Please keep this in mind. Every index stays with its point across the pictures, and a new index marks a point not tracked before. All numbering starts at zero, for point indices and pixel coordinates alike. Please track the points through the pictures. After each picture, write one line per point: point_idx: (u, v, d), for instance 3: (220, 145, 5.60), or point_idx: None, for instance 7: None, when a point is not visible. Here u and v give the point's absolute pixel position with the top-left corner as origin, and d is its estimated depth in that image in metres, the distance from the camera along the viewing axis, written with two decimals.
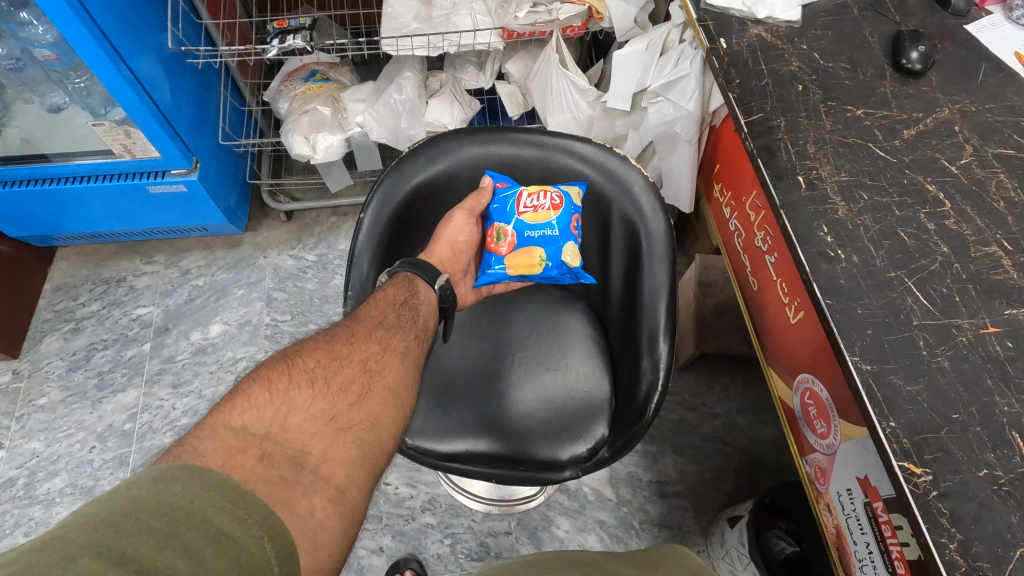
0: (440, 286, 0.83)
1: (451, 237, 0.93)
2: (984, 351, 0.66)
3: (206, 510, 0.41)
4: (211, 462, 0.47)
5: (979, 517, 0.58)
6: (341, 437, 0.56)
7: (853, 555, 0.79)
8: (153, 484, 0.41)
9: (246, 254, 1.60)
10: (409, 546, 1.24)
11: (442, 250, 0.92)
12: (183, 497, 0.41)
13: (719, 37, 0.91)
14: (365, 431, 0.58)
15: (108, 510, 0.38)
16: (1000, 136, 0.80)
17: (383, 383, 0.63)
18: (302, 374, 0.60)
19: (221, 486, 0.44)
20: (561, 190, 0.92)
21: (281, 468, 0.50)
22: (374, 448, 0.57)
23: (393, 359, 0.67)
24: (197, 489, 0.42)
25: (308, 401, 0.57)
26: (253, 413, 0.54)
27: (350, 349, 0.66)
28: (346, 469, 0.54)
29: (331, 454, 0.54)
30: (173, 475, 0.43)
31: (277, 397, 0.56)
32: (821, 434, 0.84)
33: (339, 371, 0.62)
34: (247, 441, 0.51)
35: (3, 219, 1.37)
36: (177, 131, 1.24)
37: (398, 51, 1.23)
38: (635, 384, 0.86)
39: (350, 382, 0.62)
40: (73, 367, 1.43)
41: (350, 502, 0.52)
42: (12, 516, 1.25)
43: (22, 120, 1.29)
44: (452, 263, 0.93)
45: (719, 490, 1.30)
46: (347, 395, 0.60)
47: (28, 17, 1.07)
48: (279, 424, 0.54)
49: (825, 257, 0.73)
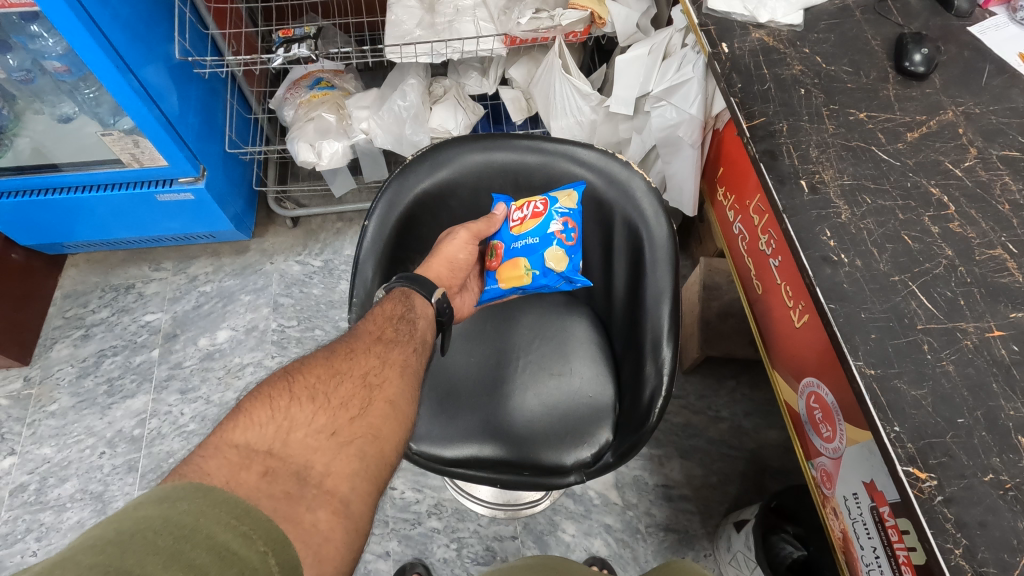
0: (438, 300, 0.83)
1: (451, 254, 0.90)
2: (989, 355, 0.66)
3: (211, 526, 0.42)
4: (215, 479, 0.47)
5: (985, 522, 0.58)
6: (343, 451, 0.56)
7: (860, 559, 0.79)
8: (159, 503, 0.42)
9: (252, 260, 1.61)
10: (415, 550, 1.24)
11: (440, 266, 0.89)
12: (188, 515, 0.41)
13: (720, 42, 0.91)
14: (368, 444, 0.58)
15: (115, 530, 0.39)
16: (1004, 138, 0.80)
17: (383, 396, 0.64)
18: (304, 391, 0.60)
19: (227, 502, 0.44)
20: (545, 197, 0.94)
21: (284, 483, 0.51)
22: (377, 460, 0.58)
23: (393, 371, 0.68)
24: (203, 505, 0.43)
25: (310, 417, 0.58)
26: (256, 430, 0.55)
27: (350, 364, 0.66)
28: (350, 482, 0.54)
29: (334, 467, 0.55)
30: (178, 493, 0.43)
31: (279, 413, 0.57)
32: (827, 438, 0.84)
33: (339, 386, 0.63)
34: (250, 458, 0.51)
35: (14, 228, 1.39)
36: (184, 139, 1.25)
37: (402, 59, 1.24)
38: (639, 388, 0.86)
39: (351, 397, 0.62)
40: (83, 373, 1.45)
41: (355, 514, 0.53)
42: (24, 521, 1.26)
43: (32, 130, 1.31)
44: (450, 279, 0.89)
45: (725, 493, 1.30)
46: (348, 409, 0.60)
47: (38, 30, 1.10)
48: (281, 440, 0.55)
49: (829, 261, 0.73)
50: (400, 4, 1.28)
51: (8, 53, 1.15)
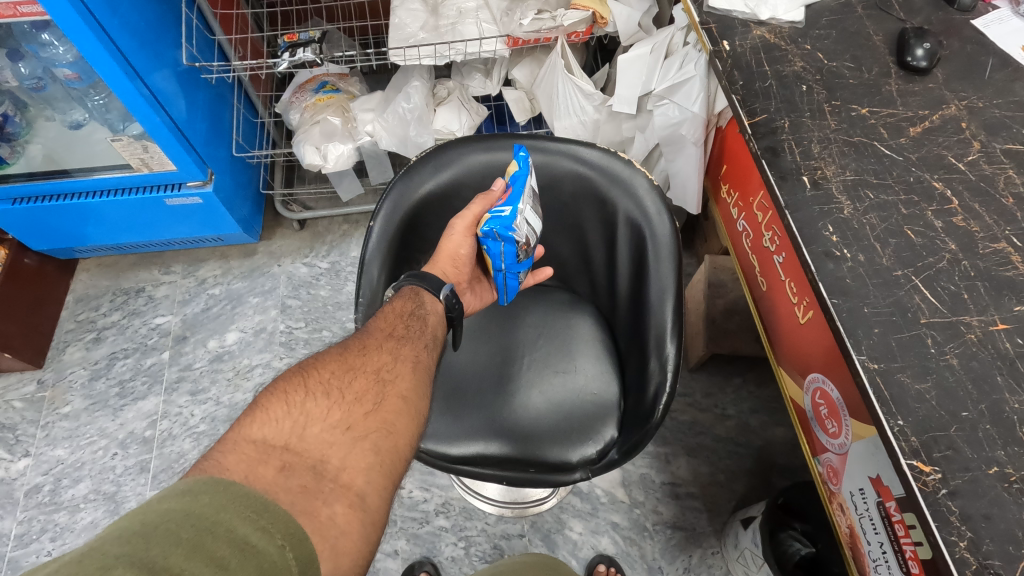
0: (446, 296, 0.82)
1: (452, 250, 0.88)
2: (994, 348, 0.66)
3: (231, 519, 0.43)
4: (235, 474, 0.49)
5: (990, 515, 0.58)
6: (358, 445, 0.57)
7: (868, 555, 0.79)
8: (182, 496, 0.42)
9: (260, 263, 1.63)
10: (424, 548, 1.25)
11: (444, 265, 0.87)
12: (209, 508, 0.42)
13: (721, 39, 0.91)
14: (382, 438, 0.59)
15: (140, 522, 0.40)
16: (1009, 131, 0.80)
17: (396, 391, 0.65)
18: (318, 386, 0.61)
19: (246, 495, 0.45)
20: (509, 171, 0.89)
21: (301, 477, 0.52)
22: (391, 455, 0.59)
23: (405, 367, 0.69)
24: (223, 499, 0.44)
25: (324, 412, 0.59)
26: (272, 425, 0.56)
27: (363, 360, 0.67)
28: (365, 475, 0.55)
29: (349, 461, 0.56)
30: (200, 487, 0.44)
31: (294, 408, 0.58)
32: (833, 434, 0.84)
33: (352, 381, 0.64)
34: (268, 453, 0.53)
35: (27, 233, 1.41)
36: (193, 144, 1.27)
37: (406, 61, 1.25)
38: (644, 385, 0.86)
39: (364, 392, 0.63)
40: (96, 376, 1.47)
41: (371, 507, 0.54)
42: (38, 522, 1.28)
43: (43, 137, 1.35)
44: (456, 276, 0.88)
45: (732, 491, 1.30)
46: (362, 404, 0.61)
47: (49, 38, 1.13)
48: (297, 435, 0.56)
49: (831, 257, 0.74)
50: (404, 7, 1.29)
51: (20, 61, 1.18)
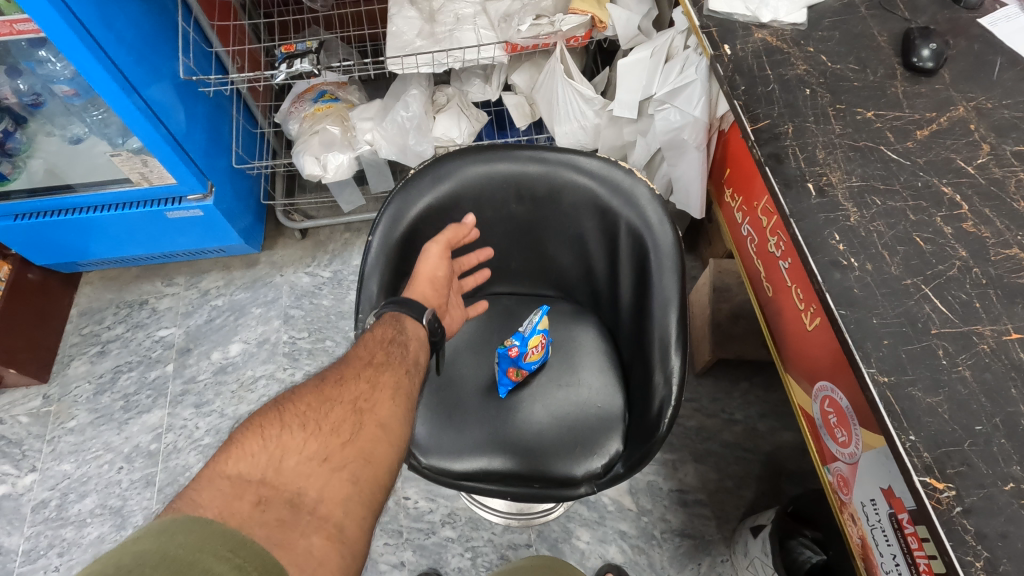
0: (430, 320, 0.81)
1: (430, 272, 0.86)
2: (1007, 359, 0.65)
3: (206, 559, 0.41)
4: (208, 513, 0.48)
5: (1007, 533, 0.56)
6: (335, 476, 0.56)
7: (880, 566, 0.77)
8: (157, 537, 0.42)
9: (262, 273, 1.63)
10: (429, 560, 1.24)
11: (424, 288, 0.85)
12: (184, 549, 0.41)
13: (722, 43, 0.90)
14: (360, 468, 0.58)
15: (114, 566, 0.39)
16: (1018, 133, 0.78)
17: (374, 419, 0.63)
18: (294, 419, 0.60)
19: (223, 534, 0.44)
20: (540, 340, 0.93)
21: (277, 511, 0.51)
22: (371, 483, 0.57)
23: (384, 395, 0.66)
24: (199, 538, 0.43)
25: (301, 444, 0.57)
26: (248, 460, 0.55)
27: (340, 390, 0.65)
28: (343, 507, 0.54)
29: (327, 493, 0.54)
30: (176, 527, 0.43)
31: (270, 442, 0.57)
32: (842, 443, 0.82)
33: (330, 412, 0.62)
34: (243, 488, 0.52)
35: (28, 249, 1.41)
36: (191, 156, 1.26)
37: (404, 70, 1.23)
38: (648, 399, 0.85)
39: (342, 422, 0.61)
40: (100, 390, 1.47)
41: (350, 539, 0.53)
42: (46, 537, 1.28)
43: (44, 152, 1.35)
44: (436, 299, 0.85)
45: (742, 498, 1.28)
46: (338, 435, 0.59)
47: (45, 55, 1.14)
48: (273, 469, 0.55)
49: (838, 266, 0.72)
50: (401, 15, 1.28)
51: (19, 78, 1.19)
